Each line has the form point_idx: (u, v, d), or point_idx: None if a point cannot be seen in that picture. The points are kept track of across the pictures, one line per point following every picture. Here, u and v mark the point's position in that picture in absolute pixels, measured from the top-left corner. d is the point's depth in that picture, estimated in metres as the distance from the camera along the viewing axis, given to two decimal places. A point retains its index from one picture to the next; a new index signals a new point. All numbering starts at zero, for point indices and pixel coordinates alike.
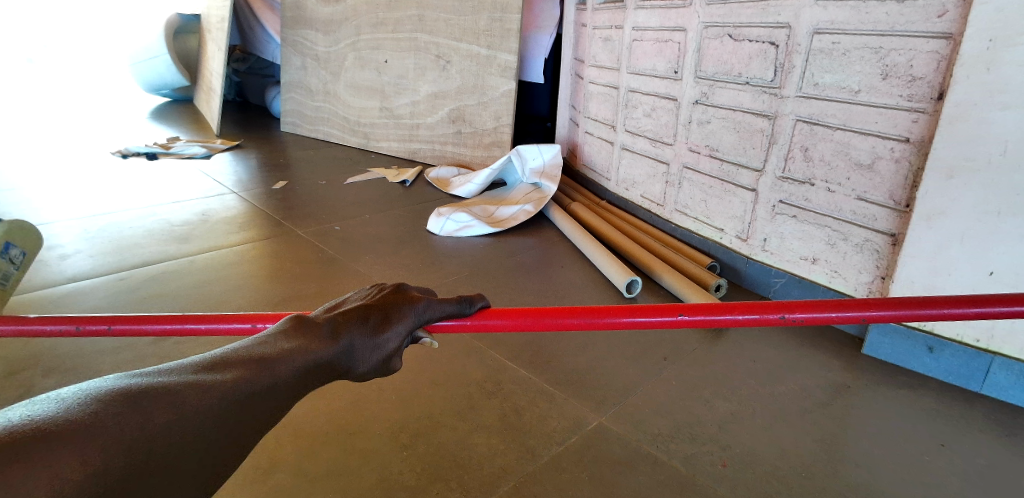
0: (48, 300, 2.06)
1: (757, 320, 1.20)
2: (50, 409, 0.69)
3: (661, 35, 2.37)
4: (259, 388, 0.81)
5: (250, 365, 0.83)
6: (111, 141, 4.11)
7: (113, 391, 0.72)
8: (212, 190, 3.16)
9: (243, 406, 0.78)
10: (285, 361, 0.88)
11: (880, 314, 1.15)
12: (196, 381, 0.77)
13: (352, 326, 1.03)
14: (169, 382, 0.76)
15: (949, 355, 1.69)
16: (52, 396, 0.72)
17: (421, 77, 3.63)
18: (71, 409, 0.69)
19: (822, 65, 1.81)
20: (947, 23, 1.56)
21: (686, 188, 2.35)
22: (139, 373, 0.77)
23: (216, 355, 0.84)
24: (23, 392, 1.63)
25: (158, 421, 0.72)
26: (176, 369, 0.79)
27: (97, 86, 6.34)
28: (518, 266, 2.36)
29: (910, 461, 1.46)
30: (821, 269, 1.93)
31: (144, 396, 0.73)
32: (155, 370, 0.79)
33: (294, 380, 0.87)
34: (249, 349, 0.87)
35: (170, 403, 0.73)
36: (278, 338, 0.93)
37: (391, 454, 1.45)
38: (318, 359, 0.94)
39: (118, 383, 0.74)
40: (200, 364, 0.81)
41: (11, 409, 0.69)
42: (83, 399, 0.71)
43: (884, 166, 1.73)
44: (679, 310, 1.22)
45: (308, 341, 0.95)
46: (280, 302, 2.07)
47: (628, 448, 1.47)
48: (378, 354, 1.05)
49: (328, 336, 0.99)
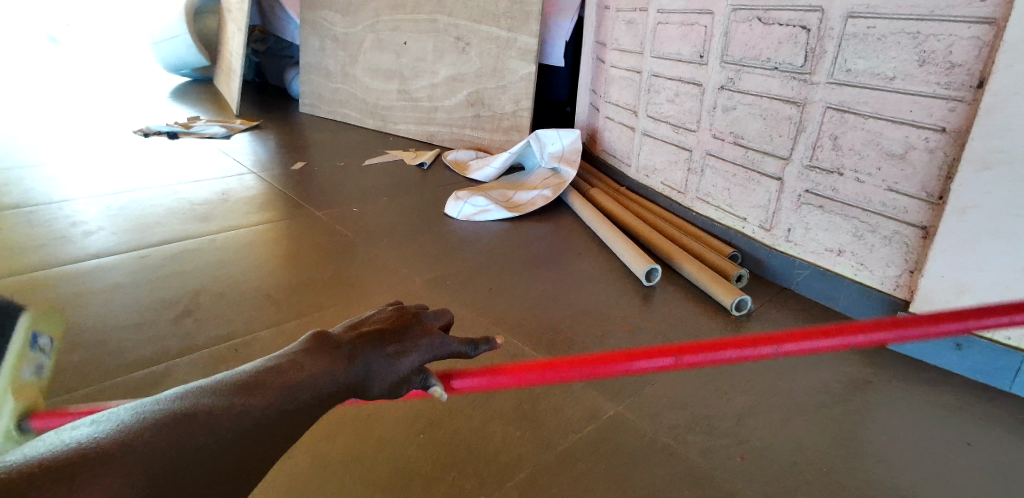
0: (73, 275, 2.07)
1: (750, 354, 1.09)
2: (107, 430, 0.72)
3: (686, 19, 2.31)
4: (282, 410, 0.83)
5: (278, 386, 0.85)
6: (132, 119, 4.12)
7: (160, 414, 0.76)
8: (231, 169, 3.16)
9: (268, 425, 0.81)
10: (306, 383, 0.87)
11: (878, 336, 1.07)
12: (231, 403, 0.80)
13: (370, 346, 0.97)
14: (209, 403, 0.79)
15: (978, 351, 1.63)
16: (107, 416, 0.75)
17: (439, 60, 3.59)
18: (125, 430, 0.73)
19: (855, 50, 1.75)
20: (989, 8, 1.49)
21: (708, 176, 2.30)
22: (183, 391, 0.81)
23: (248, 372, 0.86)
24: (47, 365, 1.64)
25: (194, 440, 0.75)
26: (211, 388, 0.81)
27: (121, 65, 6.37)
28: (536, 252, 2.34)
29: (935, 458, 1.42)
30: (846, 260, 1.89)
31: (189, 418, 0.76)
32: (193, 388, 0.81)
33: (314, 404, 0.87)
34: (277, 364, 0.88)
35: (207, 423, 0.77)
36: (300, 357, 0.91)
37: (406, 440, 1.43)
38: (334, 380, 0.90)
39: (164, 405, 0.77)
40: (234, 383, 0.83)
41: (70, 429, 0.73)
42: (135, 420, 0.74)
43: (916, 156, 1.68)
44: (672, 352, 1.10)
45: (326, 362, 0.91)
46: (296, 284, 2.06)
47: (646, 439, 1.45)
48: (391, 376, 0.97)
49: (344, 357, 0.94)
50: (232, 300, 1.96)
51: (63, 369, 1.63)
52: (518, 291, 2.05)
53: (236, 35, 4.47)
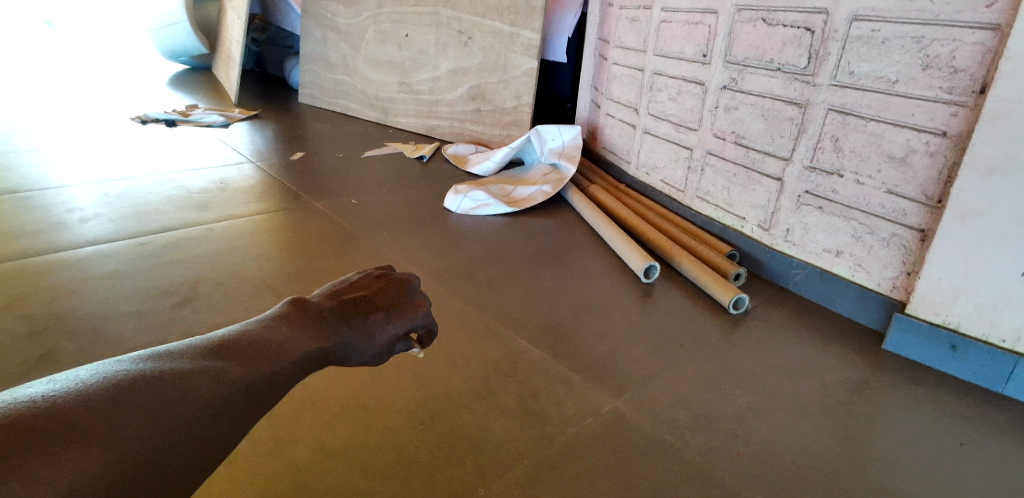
0: (70, 262, 2.07)
1: None
2: (68, 391, 0.67)
3: (691, 17, 2.31)
4: (261, 381, 0.77)
5: (257, 356, 0.79)
6: (131, 106, 4.11)
7: (127, 376, 0.70)
8: (230, 158, 3.15)
9: (246, 397, 0.75)
10: (287, 352, 0.83)
11: None
12: (205, 370, 0.74)
13: (350, 318, 0.94)
14: (181, 368, 0.73)
15: (974, 354, 1.65)
16: (70, 374, 0.70)
17: (442, 53, 3.59)
18: (87, 393, 0.67)
19: (859, 53, 1.75)
20: (995, 14, 1.50)
21: (709, 175, 2.31)
22: (152, 354, 0.75)
23: (223, 338, 0.80)
24: (46, 352, 1.64)
25: (164, 409, 0.69)
26: (185, 352, 0.76)
27: (120, 52, 6.33)
28: (536, 247, 2.34)
29: (936, 462, 1.43)
30: (844, 261, 1.90)
31: (160, 383, 0.71)
32: (164, 352, 0.76)
33: (292, 373, 0.82)
34: (254, 331, 0.83)
35: (179, 391, 0.71)
36: (278, 325, 0.87)
37: (408, 431, 1.44)
38: (316, 350, 0.86)
39: (131, 367, 0.72)
40: (206, 349, 0.77)
41: (29, 385, 0.68)
42: (99, 383, 0.69)
43: (917, 160, 1.69)
44: None
45: (306, 331, 0.88)
46: (297, 274, 2.06)
47: (645, 436, 1.46)
48: (373, 348, 0.94)
49: (325, 327, 0.91)
50: (231, 289, 1.96)
51: (63, 356, 1.63)
52: (518, 286, 2.05)
53: (236, 23, 4.45)
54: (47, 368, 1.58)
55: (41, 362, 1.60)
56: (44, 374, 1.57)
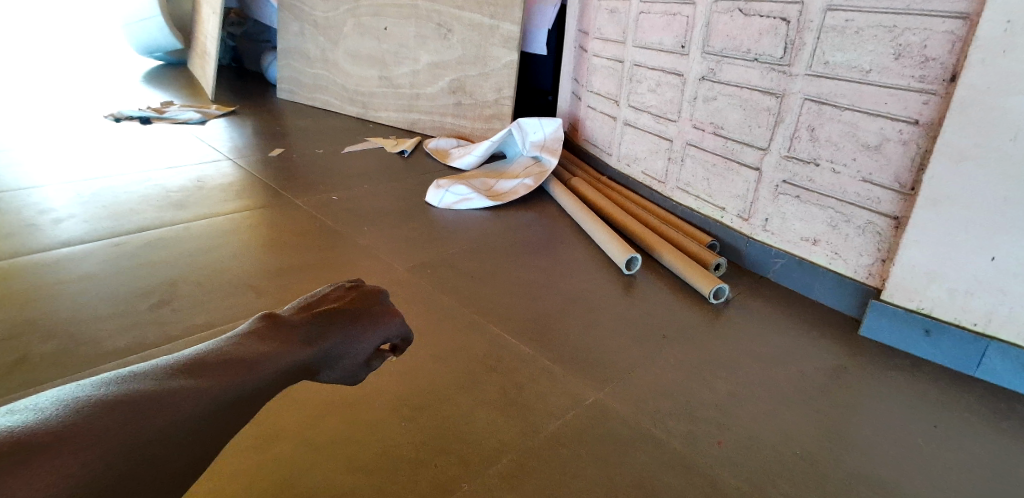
0: (45, 264, 2.04)
1: None
2: (49, 411, 0.68)
3: (669, 8, 2.32)
4: (243, 393, 0.79)
5: (239, 367, 0.81)
6: (103, 104, 4.05)
7: (109, 395, 0.71)
8: (208, 156, 3.12)
9: (235, 407, 0.78)
10: (265, 364, 0.84)
11: None
12: (186, 384, 0.76)
13: (327, 327, 0.96)
14: (163, 384, 0.75)
15: (946, 339, 1.69)
16: (51, 396, 0.71)
17: (422, 46, 3.57)
18: (66, 413, 0.68)
19: (834, 43, 1.78)
20: (964, 3, 1.53)
21: (688, 165, 2.33)
22: (131, 372, 0.76)
23: (199, 352, 0.81)
24: (21, 356, 1.61)
25: (150, 424, 0.71)
26: (165, 369, 0.77)
27: (95, 48, 6.22)
28: (519, 240, 2.35)
29: (911, 443, 1.47)
30: (821, 250, 1.93)
31: (140, 401, 0.72)
32: (143, 370, 0.77)
33: (271, 383, 0.84)
34: (231, 346, 0.84)
35: (159, 404, 0.72)
36: (255, 338, 0.88)
37: (394, 426, 1.44)
38: (294, 362, 0.88)
39: (113, 387, 0.73)
40: (183, 364, 0.79)
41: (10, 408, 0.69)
42: (81, 402, 0.70)
43: (891, 148, 1.72)
44: None
45: (283, 343, 0.89)
46: (279, 271, 2.06)
47: (629, 426, 1.48)
48: (349, 358, 0.96)
49: (302, 338, 0.92)
50: (212, 287, 1.95)
51: (39, 359, 1.61)
52: (502, 279, 2.06)
53: (211, 17, 4.40)
54: (23, 372, 1.56)
55: (16, 367, 1.58)
56: (19, 378, 1.55)
